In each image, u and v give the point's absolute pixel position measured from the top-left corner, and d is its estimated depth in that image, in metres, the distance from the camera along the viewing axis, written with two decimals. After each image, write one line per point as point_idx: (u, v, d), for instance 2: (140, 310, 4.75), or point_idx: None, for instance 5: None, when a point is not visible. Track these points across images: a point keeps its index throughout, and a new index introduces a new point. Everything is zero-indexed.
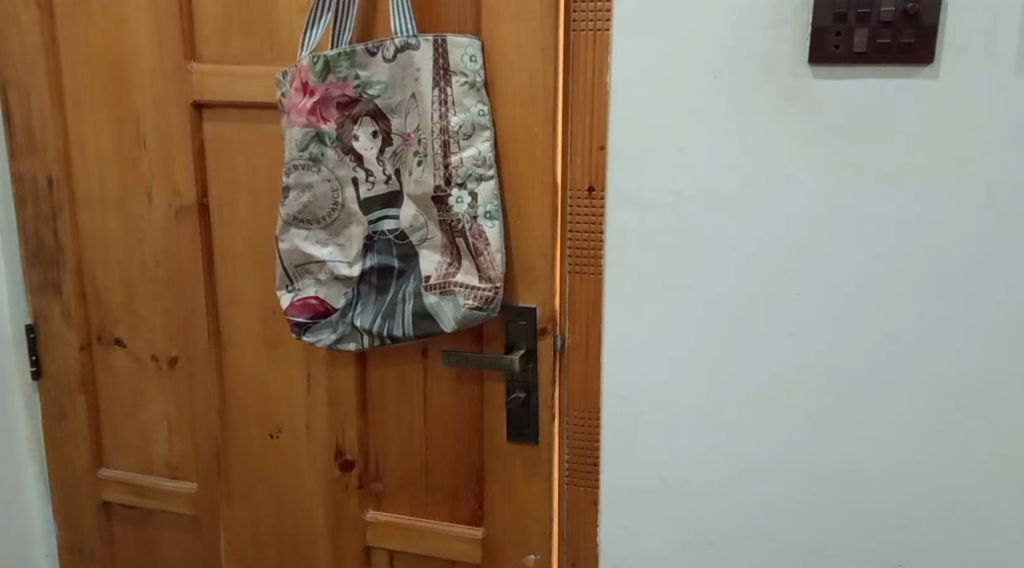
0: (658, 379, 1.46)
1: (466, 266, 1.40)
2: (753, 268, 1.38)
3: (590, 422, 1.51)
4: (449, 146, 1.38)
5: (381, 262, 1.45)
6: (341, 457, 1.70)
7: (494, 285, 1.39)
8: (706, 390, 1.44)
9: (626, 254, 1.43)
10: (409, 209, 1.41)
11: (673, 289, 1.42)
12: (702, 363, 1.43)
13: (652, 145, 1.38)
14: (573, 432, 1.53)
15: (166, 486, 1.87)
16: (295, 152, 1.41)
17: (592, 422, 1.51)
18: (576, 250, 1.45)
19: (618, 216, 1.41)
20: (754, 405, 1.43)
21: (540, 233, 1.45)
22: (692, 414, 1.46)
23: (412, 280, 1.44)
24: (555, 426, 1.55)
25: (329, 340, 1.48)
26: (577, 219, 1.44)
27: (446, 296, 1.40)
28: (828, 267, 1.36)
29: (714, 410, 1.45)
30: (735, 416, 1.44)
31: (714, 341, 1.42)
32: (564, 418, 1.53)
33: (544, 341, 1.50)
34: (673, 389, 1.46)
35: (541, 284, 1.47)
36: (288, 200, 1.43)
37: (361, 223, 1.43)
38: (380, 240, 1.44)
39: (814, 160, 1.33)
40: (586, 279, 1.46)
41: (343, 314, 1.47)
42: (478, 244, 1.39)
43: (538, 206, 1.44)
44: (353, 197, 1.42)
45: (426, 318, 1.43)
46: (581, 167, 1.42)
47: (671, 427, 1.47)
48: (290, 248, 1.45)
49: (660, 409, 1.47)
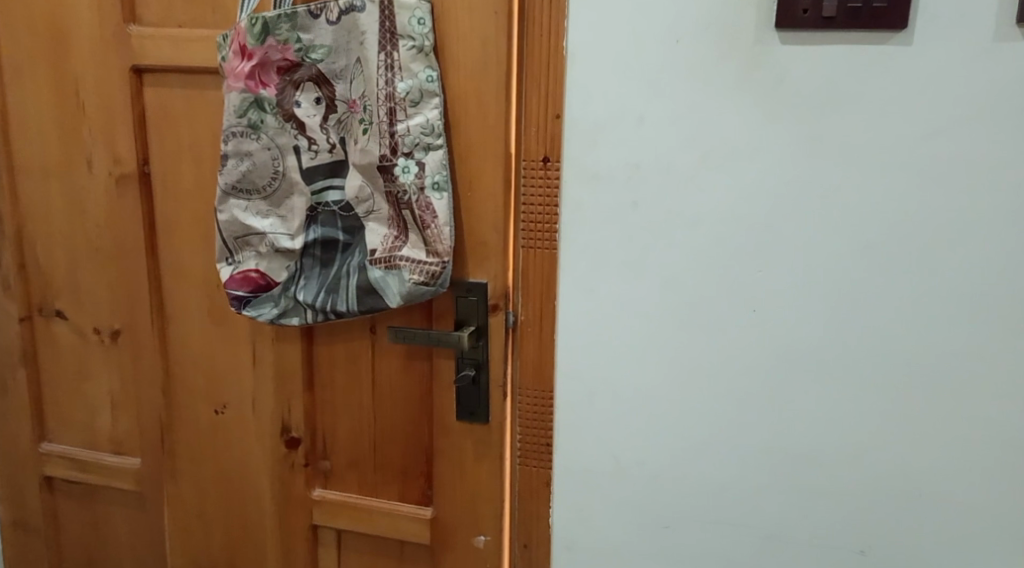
0: (614, 358, 1.42)
1: (413, 239, 1.35)
2: (712, 244, 1.34)
3: (542, 401, 1.48)
4: (396, 114, 1.31)
5: (324, 235, 1.39)
6: (287, 435, 1.65)
7: (441, 259, 1.34)
8: (664, 369, 1.40)
9: (581, 228, 1.38)
10: (354, 179, 1.36)
11: (629, 264, 1.38)
12: (658, 343, 1.39)
13: (612, 114, 1.33)
14: (524, 412, 1.49)
15: (110, 461, 1.81)
16: (233, 118, 1.35)
17: (545, 401, 1.48)
18: (530, 224, 1.41)
19: (573, 188, 1.37)
20: (711, 385, 1.39)
21: (492, 206, 1.40)
22: (649, 393, 1.42)
23: (357, 254, 1.39)
24: (507, 407, 1.51)
25: (271, 315, 1.42)
26: (530, 192, 1.39)
27: (391, 271, 1.35)
28: (789, 244, 1.32)
29: (671, 390, 1.41)
30: (692, 395, 1.40)
31: (672, 319, 1.38)
32: (517, 397, 1.49)
33: (496, 317, 1.45)
34: (630, 369, 1.42)
35: (493, 259, 1.42)
36: (226, 169, 1.37)
37: (303, 194, 1.37)
38: (324, 212, 1.39)
39: (778, 132, 1.29)
40: (540, 253, 1.41)
41: (286, 289, 1.42)
42: (424, 216, 1.33)
43: (490, 177, 1.39)
44: (294, 166, 1.36)
45: (371, 294, 1.37)
46: (535, 137, 1.37)
47: (628, 407, 1.43)
48: (229, 219, 1.40)
49: (615, 388, 1.43)
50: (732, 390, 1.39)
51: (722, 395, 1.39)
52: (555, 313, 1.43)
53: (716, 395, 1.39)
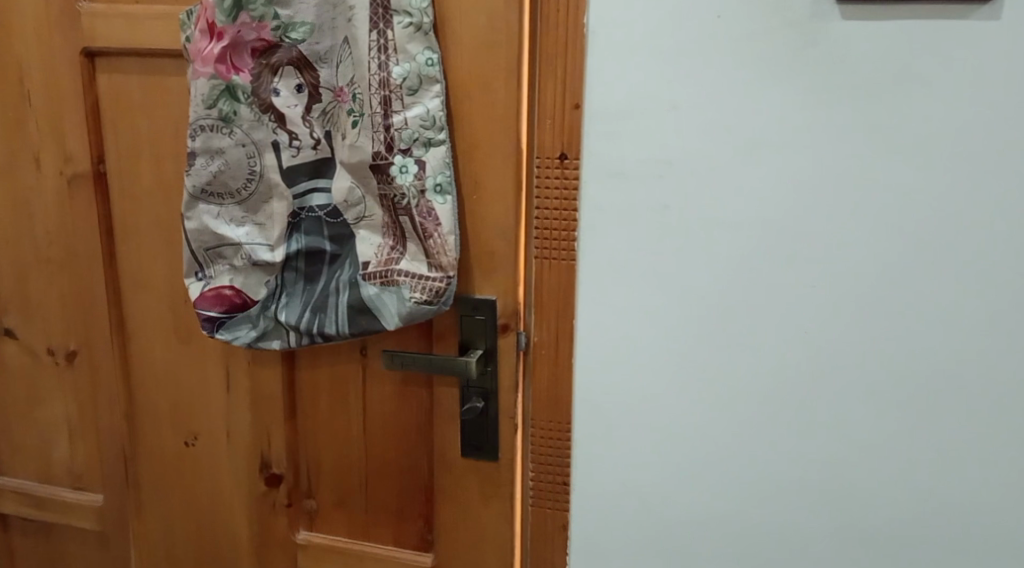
0: (641, 385, 1.24)
1: (412, 251, 1.16)
2: (757, 255, 1.16)
3: (558, 434, 1.29)
4: (391, 104, 1.12)
5: (309, 245, 1.20)
6: (267, 471, 1.46)
7: (445, 275, 1.15)
8: (698, 397, 1.22)
9: (605, 235, 1.19)
10: (343, 180, 1.17)
11: (660, 278, 1.19)
12: (692, 368, 1.21)
13: (641, 102, 1.14)
14: (537, 447, 1.30)
15: (69, 497, 1.61)
16: (201, 110, 1.15)
17: (562, 434, 1.29)
18: (543, 230, 1.21)
19: (595, 189, 1.18)
20: (754, 415, 1.21)
21: (501, 211, 1.21)
22: (682, 426, 1.24)
23: (348, 268, 1.20)
24: (518, 439, 1.33)
25: (248, 338, 1.23)
26: (543, 193, 1.20)
27: (387, 288, 1.16)
28: (848, 254, 1.14)
29: (707, 421, 1.23)
30: (732, 428, 1.22)
31: (709, 341, 1.20)
32: (529, 430, 1.30)
33: (506, 339, 1.27)
34: (659, 397, 1.23)
35: (502, 271, 1.24)
36: (194, 169, 1.17)
37: (285, 197, 1.18)
38: (308, 218, 1.19)
39: (836, 123, 1.10)
40: (554, 265, 1.22)
41: (265, 308, 1.22)
42: (425, 224, 1.14)
43: (498, 176, 1.20)
44: (274, 164, 1.17)
45: (365, 313, 1.18)
46: (549, 131, 1.17)
47: (656, 441, 1.25)
48: (197, 228, 1.19)
49: (643, 419, 1.25)
50: (778, 422, 1.21)
51: (766, 428, 1.21)
52: (572, 334, 1.24)
53: (760, 427, 1.21)
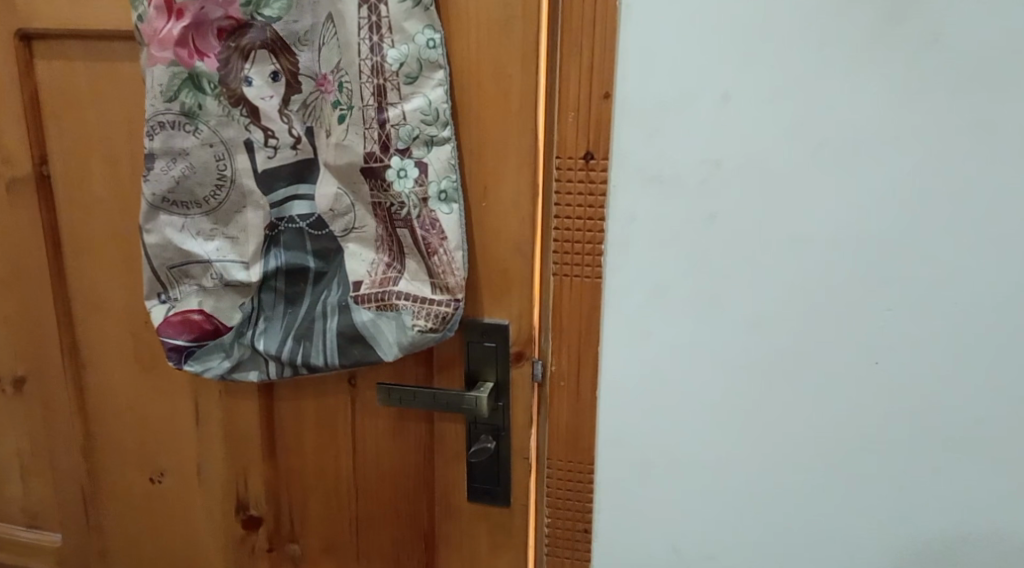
0: (679, 421, 1.08)
1: (412, 269, 0.99)
2: (816, 274, 1.00)
3: (577, 477, 1.13)
4: (386, 95, 0.94)
5: (289, 261, 1.02)
6: (244, 513, 1.29)
7: (452, 297, 0.98)
8: (744, 435, 1.07)
9: (637, 250, 1.03)
10: (329, 186, 0.99)
11: (702, 300, 1.03)
12: (738, 403, 1.06)
13: (693, 91, 0.97)
14: (553, 491, 1.14)
15: (22, 537, 1.40)
16: (160, 103, 0.96)
17: (581, 476, 1.13)
18: (562, 243, 1.04)
19: (625, 196, 1.01)
20: (808, 455, 1.06)
21: (517, 220, 1.04)
22: (723, 467, 1.09)
23: (335, 288, 1.02)
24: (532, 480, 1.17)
25: (222, 369, 1.05)
26: (563, 200, 1.02)
27: (384, 313, 0.99)
28: (922, 273, 0.98)
29: (753, 463, 1.08)
30: (781, 470, 1.07)
31: (758, 372, 1.05)
32: (545, 471, 1.15)
33: (520, 369, 1.10)
34: (699, 435, 1.08)
35: (516, 292, 1.07)
36: (153, 173, 0.98)
37: (262, 206, 0.99)
38: (289, 229, 1.01)
39: (916, 120, 0.95)
40: (576, 283, 1.05)
41: (240, 334, 1.04)
42: (428, 238, 0.97)
43: (510, 180, 1.02)
44: (248, 167, 0.98)
45: (357, 341, 1.01)
46: (573, 127, 0.99)
47: (694, 484, 1.10)
48: (159, 243, 1.00)
49: (678, 460, 1.10)
50: (836, 464, 1.06)
51: (821, 469, 1.06)
52: (596, 364, 1.08)
53: (814, 470, 1.06)
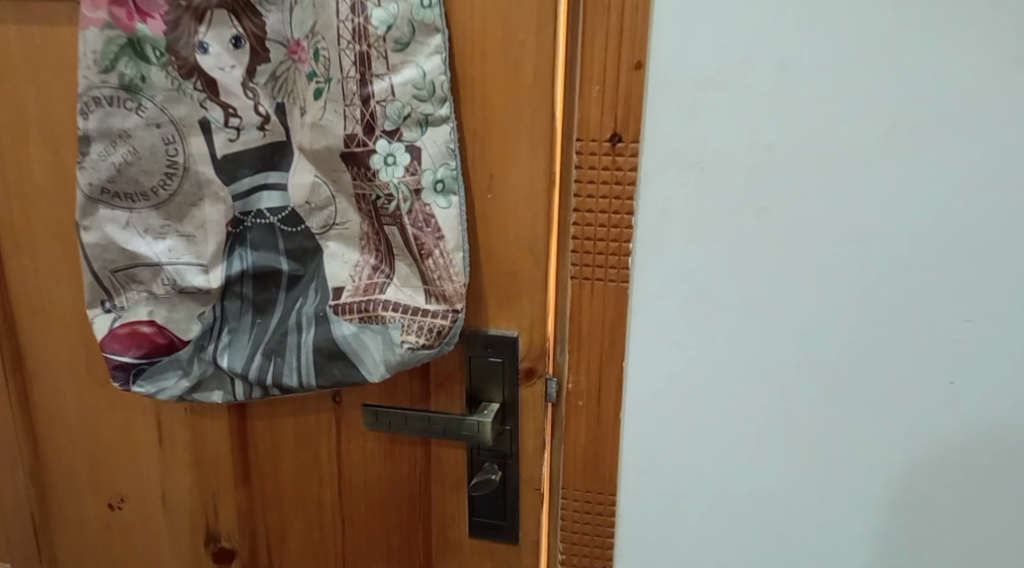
0: (715, 446, 0.93)
1: (402, 274, 0.83)
2: (885, 279, 0.85)
3: (595, 511, 0.98)
4: (370, 64, 0.77)
5: (258, 262, 0.85)
6: (215, 545, 1.14)
7: (450, 308, 0.82)
8: (791, 462, 0.92)
9: (672, 250, 0.87)
10: (305, 175, 0.83)
11: (748, 309, 0.88)
12: (785, 426, 0.91)
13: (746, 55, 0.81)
14: (568, 527, 0.99)
15: None
16: (94, 74, 0.79)
17: (602, 508, 0.97)
18: (582, 241, 0.88)
19: (657, 186, 0.85)
20: (869, 488, 0.91)
21: (530, 212, 0.87)
22: (769, 502, 0.94)
23: (312, 295, 0.86)
24: (543, 513, 1.01)
25: (179, 390, 0.89)
26: (583, 190, 0.86)
27: (369, 325, 0.83)
28: (1013, 278, 0.83)
29: (802, 494, 0.93)
30: (837, 505, 0.92)
31: (810, 391, 0.89)
32: (558, 503, 0.99)
33: (531, 387, 0.94)
34: (740, 461, 0.93)
35: (527, 296, 0.91)
36: (89, 159, 0.81)
37: (223, 198, 0.83)
38: (257, 225, 0.84)
39: (1012, 94, 0.79)
40: (597, 287, 0.89)
41: (200, 349, 0.88)
42: (420, 237, 0.81)
43: (521, 166, 0.86)
44: (205, 152, 0.82)
45: (337, 359, 0.85)
46: (597, 102, 0.83)
47: (732, 517, 0.95)
48: (99, 242, 0.84)
49: (715, 493, 0.95)
50: (903, 500, 0.90)
51: (884, 506, 0.91)
52: (620, 381, 0.92)
53: (875, 506, 0.91)
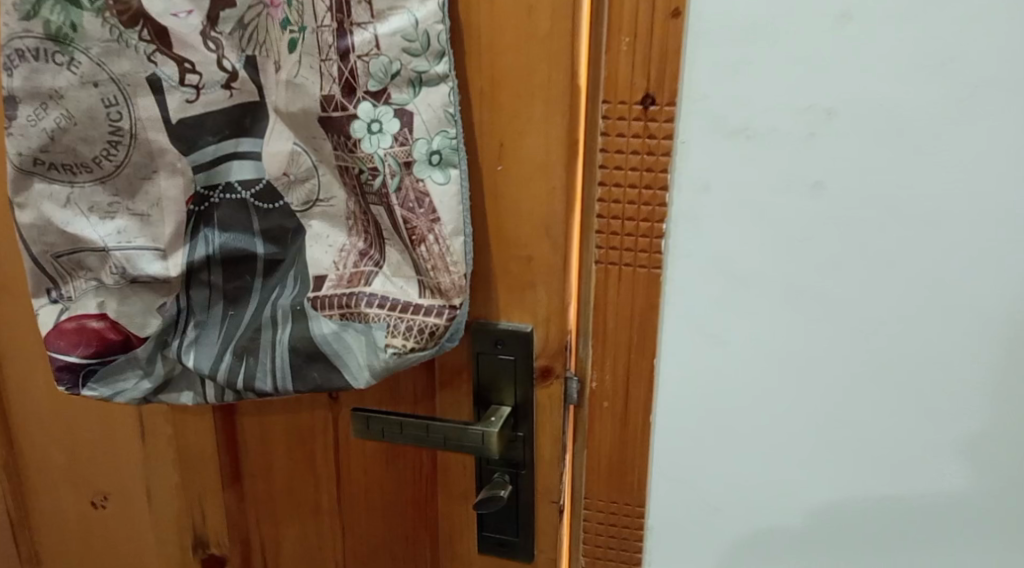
0: (761, 460, 0.80)
1: (392, 262, 0.70)
2: (972, 274, 0.70)
3: (622, 524, 0.85)
4: (352, 11, 0.64)
5: (230, 244, 0.73)
6: (203, 551, 1.03)
7: (445, 304, 0.69)
8: (851, 482, 0.78)
9: (715, 234, 0.73)
10: (283, 143, 0.70)
11: (802, 305, 0.74)
12: (844, 441, 0.77)
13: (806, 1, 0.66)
14: (590, 541, 0.87)
15: None
16: (15, 22, 0.65)
17: (630, 522, 0.85)
18: (608, 219, 0.74)
19: (696, 158, 0.71)
20: (940, 513, 0.78)
21: (548, 187, 0.72)
22: (823, 526, 0.80)
23: (291, 285, 0.73)
24: (563, 525, 0.88)
25: (141, 392, 0.79)
26: (610, 161, 0.72)
27: (351, 324, 0.71)
28: None
29: (862, 518, 0.79)
30: (904, 534, 0.79)
31: (875, 402, 0.75)
32: (580, 513, 0.86)
33: (548, 388, 0.80)
34: (789, 478, 0.80)
35: (542, 283, 0.75)
36: (18, 124, 0.68)
37: (181, 170, 0.70)
38: (227, 201, 0.71)
39: None
40: (625, 274, 0.75)
41: (163, 345, 0.77)
42: (411, 221, 0.67)
43: (538, 132, 0.70)
44: (156, 115, 0.68)
45: (317, 360, 0.73)
46: (627, 57, 0.68)
47: (780, 540, 0.82)
48: (36, 222, 0.71)
49: (757, 510, 0.82)
50: (977, 525, 0.77)
51: (957, 533, 0.78)
52: (651, 383, 0.79)
53: (948, 534, 0.78)
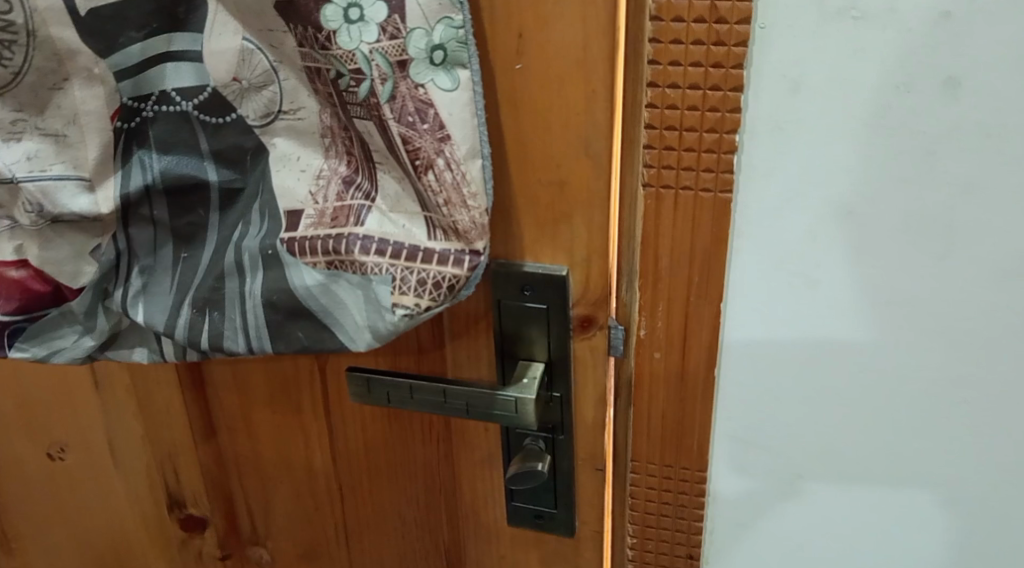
0: (851, 418, 0.65)
1: (388, 194, 0.55)
2: None
3: (677, 490, 0.71)
4: None
5: (173, 170, 0.58)
6: (181, 511, 0.89)
7: (464, 249, 0.54)
8: (963, 440, 0.64)
9: (803, 145, 0.57)
10: (230, 39, 0.53)
11: (911, 234, 0.58)
12: (957, 397, 0.63)
13: None
14: (638, 507, 0.73)
15: None
16: None
17: (687, 486, 0.71)
18: (660, 131, 0.57)
19: (781, 47, 0.54)
20: None
21: (582, 92, 0.55)
22: (922, 491, 0.67)
23: (256, 221, 0.58)
24: (606, 495, 0.74)
25: (83, 350, 0.64)
26: (663, 55, 0.55)
27: (342, 274, 0.56)
28: None
29: (968, 480, 0.66)
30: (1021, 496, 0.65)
31: (999, 351, 0.60)
32: (624, 479, 0.73)
33: (591, 341, 0.65)
34: (886, 439, 0.65)
35: (580, 214, 0.59)
36: None
37: (99, 77, 0.55)
38: (163, 114, 0.56)
39: None
40: (683, 200, 0.59)
41: (103, 296, 0.62)
42: (413, 140, 0.52)
43: (568, 16, 0.53)
44: (58, 6, 0.52)
45: (301, 318, 0.58)
46: None
47: (867, 504, 0.69)
48: None
49: (837, 477, 0.68)
50: None
51: None
52: (716, 330, 0.63)
53: None
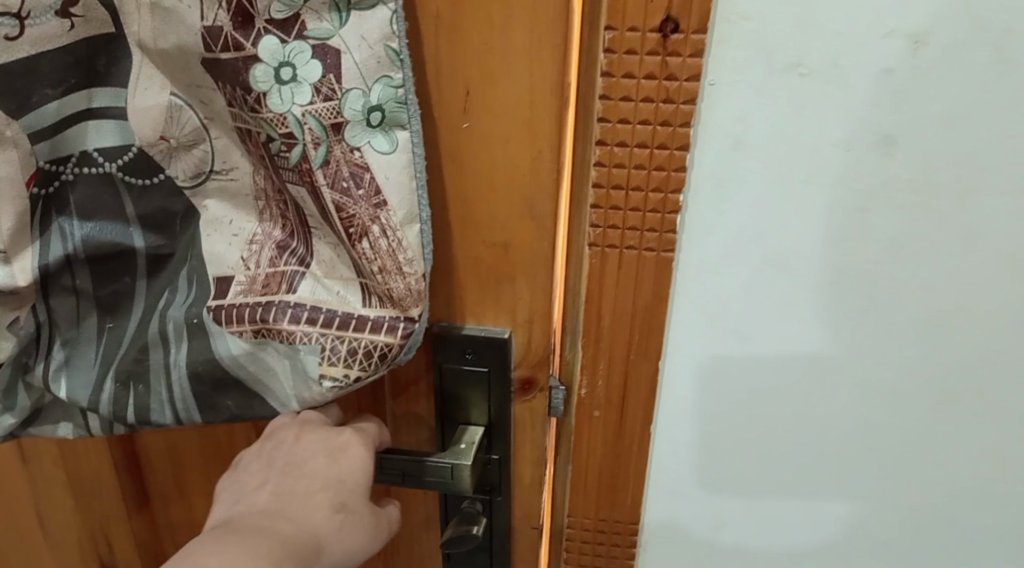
0: (793, 470, 0.64)
1: (322, 260, 0.52)
2: None
3: (611, 542, 0.69)
4: None
5: (95, 237, 0.54)
6: None
7: (400, 315, 0.51)
8: (896, 491, 0.64)
9: (751, 201, 0.55)
10: (156, 94, 0.50)
11: (861, 287, 0.56)
12: (893, 448, 0.62)
13: None
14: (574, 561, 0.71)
15: None
16: None
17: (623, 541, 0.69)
18: (607, 190, 0.55)
19: (730, 102, 0.52)
20: (990, 520, 0.64)
21: (526, 150, 0.52)
22: (855, 539, 0.66)
23: (184, 289, 0.55)
24: (543, 548, 0.72)
25: (4, 429, 0.59)
26: (612, 112, 0.53)
27: (271, 344, 0.53)
28: None
29: (900, 528, 0.65)
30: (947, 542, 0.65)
31: (932, 405, 0.60)
32: (561, 533, 0.71)
33: (529, 403, 0.62)
34: (824, 490, 0.64)
35: (521, 274, 0.56)
36: None
37: (12, 139, 0.50)
38: (83, 176, 0.53)
39: None
40: (627, 260, 0.57)
41: (23, 371, 0.58)
42: (347, 208, 0.49)
43: (513, 72, 0.50)
44: None
45: (230, 390, 0.56)
46: None
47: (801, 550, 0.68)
48: None
49: (778, 528, 0.67)
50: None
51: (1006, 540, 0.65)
52: (653, 385, 0.61)
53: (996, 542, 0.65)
